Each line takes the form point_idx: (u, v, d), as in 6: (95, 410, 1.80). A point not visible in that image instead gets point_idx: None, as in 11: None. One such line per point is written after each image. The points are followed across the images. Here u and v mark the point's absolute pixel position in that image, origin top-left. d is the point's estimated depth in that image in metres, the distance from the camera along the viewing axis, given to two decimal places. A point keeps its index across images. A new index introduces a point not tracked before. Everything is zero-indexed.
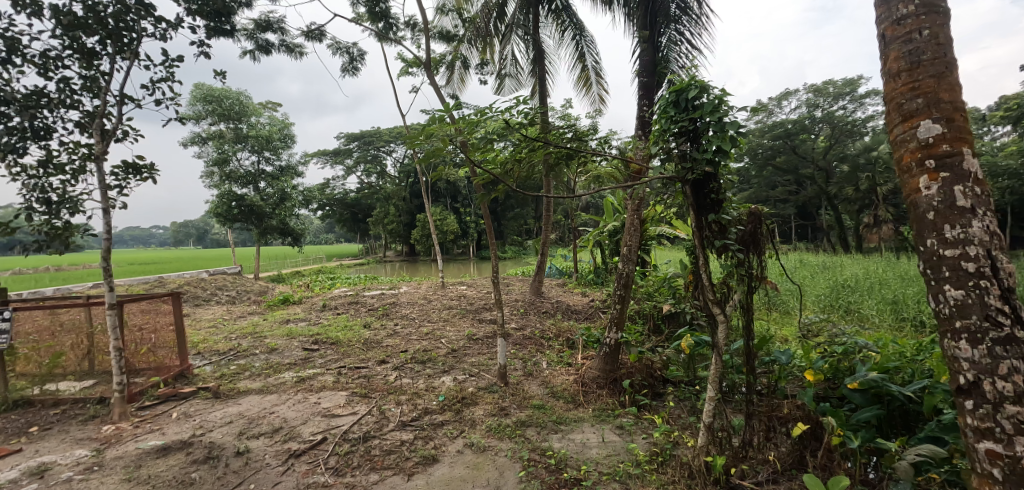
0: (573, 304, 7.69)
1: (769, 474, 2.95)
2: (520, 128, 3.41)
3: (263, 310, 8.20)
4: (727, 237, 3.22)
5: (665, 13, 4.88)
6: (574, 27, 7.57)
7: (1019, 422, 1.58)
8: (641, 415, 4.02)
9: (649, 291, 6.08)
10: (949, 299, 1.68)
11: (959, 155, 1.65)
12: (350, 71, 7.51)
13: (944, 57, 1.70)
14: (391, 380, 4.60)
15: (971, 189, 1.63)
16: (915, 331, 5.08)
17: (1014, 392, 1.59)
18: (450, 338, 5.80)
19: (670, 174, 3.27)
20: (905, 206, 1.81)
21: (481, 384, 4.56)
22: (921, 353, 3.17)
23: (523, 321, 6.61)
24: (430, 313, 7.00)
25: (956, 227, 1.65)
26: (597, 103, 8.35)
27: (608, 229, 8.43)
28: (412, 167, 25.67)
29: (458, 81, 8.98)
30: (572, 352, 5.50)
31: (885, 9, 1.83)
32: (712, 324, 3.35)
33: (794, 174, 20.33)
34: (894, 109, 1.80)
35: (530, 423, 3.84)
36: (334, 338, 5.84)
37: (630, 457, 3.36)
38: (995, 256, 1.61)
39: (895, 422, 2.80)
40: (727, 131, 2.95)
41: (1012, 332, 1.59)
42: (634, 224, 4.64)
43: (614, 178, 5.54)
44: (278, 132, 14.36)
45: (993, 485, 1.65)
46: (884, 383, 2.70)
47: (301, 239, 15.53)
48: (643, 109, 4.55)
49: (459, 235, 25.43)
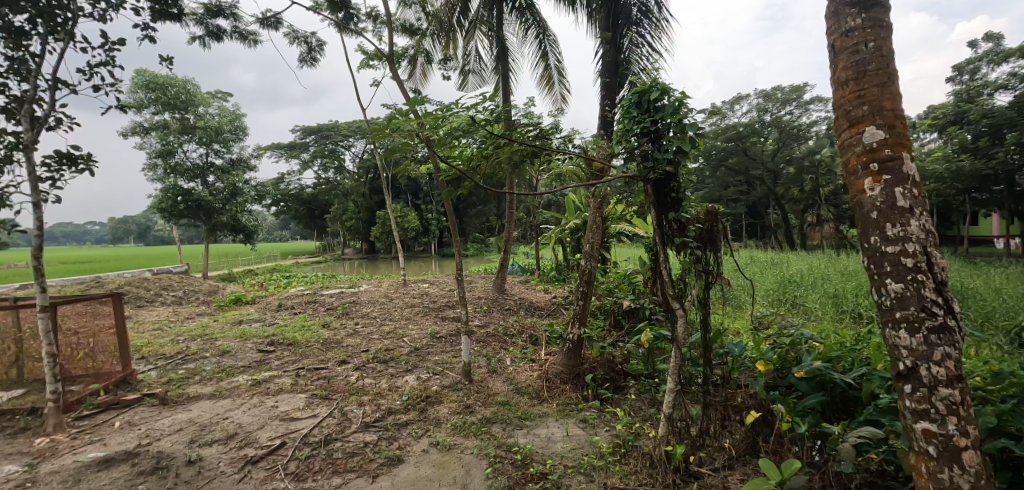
0: (535, 300, 7.78)
1: (725, 460, 3.12)
2: (485, 125, 3.41)
3: (213, 311, 7.81)
4: (686, 235, 3.34)
5: (627, 15, 4.98)
6: (537, 26, 7.60)
7: (950, 403, 1.73)
8: (603, 408, 4.12)
9: (610, 288, 6.23)
10: (890, 292, 1.82)
11: (899, 160, 1.78)
12: (307, 62, 7.26)
13: (885, 69, 1.83)
14: (352, 381, 4.49)
15: (909, 191, 1.77)
16: (854, 323, 5.43)
17: (946, 376, 1.73)
18: (412, 337, 5.72)
19: (632, 174, 3.35)
20: (850, 206, 1.94)
21: (445, 382, 4.53)
22: (859, 343, 3.42)
23: (486, 318, 6.60)
24: (392, 311, 6.87)
25: (897, 226, 1.78)
26: (559, 102, 8.44)
27: (570, 227, 8.55)
28: (371, 163, 25.09)
29: (420, 76, 8.87)
30: (535, 349, 5.55)
31: (835, 22, 1.95)
32: (671, 319, 3.46)
33: (745, 175, 21.29)
34: (842, 116, 1.92)
35: (495, 420, 3.85)
36: (291, 338, 5.64)
37: (593, 449, 3.44)
38: (930, 253, 1.75)
39: (837, 408, 2.99)
40: (687, 133, 3.11)
41: (945, 320, 1.73)
42: (596, 222, 4.71)
43: (576, 176, 5.62)
44: (228, 124, 13.68)
45: (927, 461, 1.79)
46: (827, 371, 2.90)
47: (254, 236, 14.89)
48: (605, 109, 4.66)
49: (420, 233, 25.19)
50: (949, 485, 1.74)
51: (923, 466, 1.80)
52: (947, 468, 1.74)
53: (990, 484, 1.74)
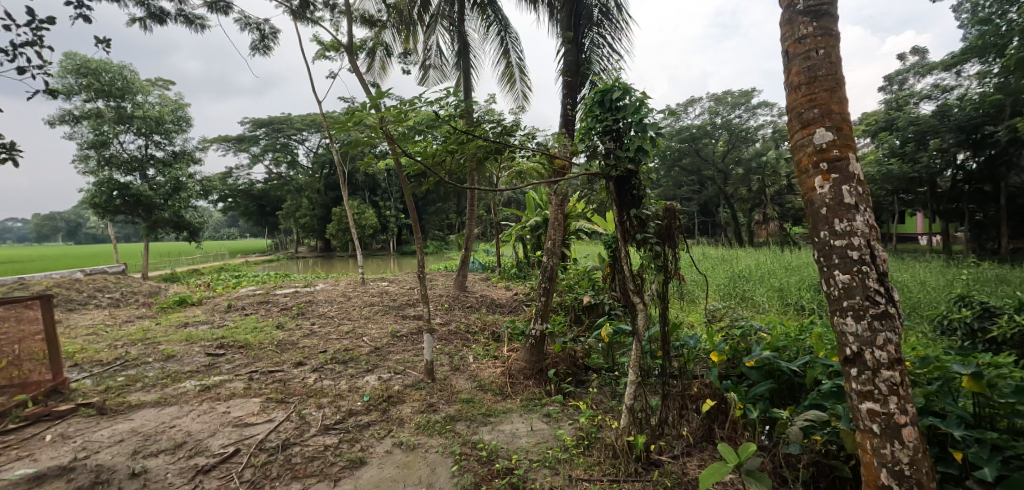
0: (497, 298, 7.79)
1: (683, 447, 3.25)
2: (449, 120, 3.38)
3: (155, 313, 7.34)
4: (646, 231, 3.44)
5: (588, 15, 5.07)
6: (500, 23, 7.59)
7: (891, 384, 1.87)
8: (565, 402, 4.19)
9: (570, 284, 6.33)
10: (838, 283, 1.94)
11: (846, 159, 1.91)
12: (260, 50, 6.94)
13: (834, 75, 1.96)
14: (309, 383, 4.34)
15: (855, 189, 1.89)
16: (798, 314, 5.77)
17: (888, 359, 1.87)
18: (372, 336, 5.60)
19: (595, 172, 3.41)
20: (802, 202, 2.06)
21: (407, 382, 4.46)
22: (802, 333, 3.64)
23: (448, 316, 6.55)
24: (351, 311, 6.70)
25: (844, 221, 1.90)
26: (521, 99, 8.47)
27: (530, 225, 8.62)
28: (326, 158, 24.28)
29: (379, 69, 8.67)
30: (497, 345, 5.56)
31: (789, 29, 2.06)
32: (632, 313, 3.56)
33: (697, 175, 22.14)
34: (795, 118, 2.04)
35: (459, 417, 3.84)
36: (243, 341, 5.38)
37: (558, 443, 3.49)
38: (873, 246, 1.88)
39: (784, 394, 3.17)
40: (647, 132, 3.20)
41: (887, 308, 1.87)
42: (557, 219, 4.77)
43: (538, 174, 5.68)
44: (170, 114, 12.87)
45: (872, 438, 1.92)
46: (776, 359, 3.07)
47: (199, 233, 14.10)
48: (567, 108, 4.73)
49: (377, 231, 24.65)
50: (891, 460, 1.88)
51: (868, 443, 1.94)
52: (889, 444, 1.88)
53: (926, 457, 1.89)
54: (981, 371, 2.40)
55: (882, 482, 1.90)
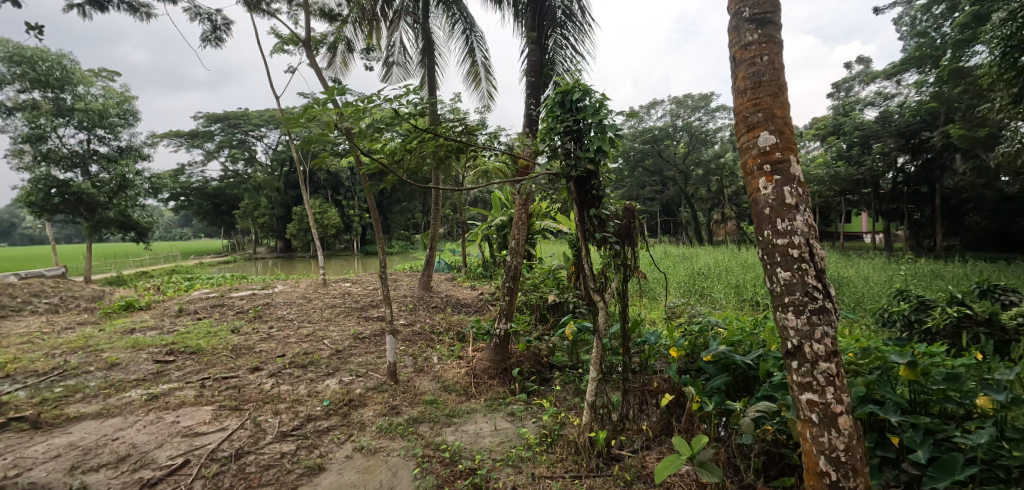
0: (462, 298, 7.76)
1: (643, 442, 3.32)
2: (409, 118, 3.34)
3: (98, 319, 6.95)
4: (606, 231, 3.50)
5: (552, 17, 5.11)
6: (465, 21, 7.55)
7: (828, 375, 1.97)
8: (529, 401, 4.22)
9: (535, 283, 6.37)
10: (780, 280, 2.03)
11: (787, 162, 1.99)
12: (212, 42, 6.67)
13: (777, 81, 2.04)
14: (266, 389, 4.21)
15: (795, 190, 1.98)
16: (753, 310, 6.00)
17: (825, 351, 1.96)
18: (334, 339, 5.48)
19: (556, 172, 3.44)
20: (747, 203, 2.14)
21: (370, 384, 4.38)
22: (756, 327, 3.79)
23: (412, 316, 6.48)
24: (311, 313, 6.54)
25: (785, 221, 1.99)
26: (486, 99, 8.45)
27: (496, 224, 8.61)
28: (286, 156, 23.56)
29: (340, 64, 8.48)
30: (462, 345, 5.54)
31: (736, 35, 2.14)
32: (593, 311, 3.61)
33: (660, 175, 22.65)
34: (741, 121, 2.12)
35: (422, 419, 3.80)
36: (195, 346, 5.17)
37: (521, 441, 3.51)
38: (812, 245, 1.97)
39: (739, 387, 3.29)
40: (606, 133, 3.25)
41: (824, 303, 1.96)
42: (521, 219, 4.79)
43: (502, 173, 5.68)
44: (116, 107, 12.21)
45: (811, 427, 2.01)
46: (730, 354, 3.18)
47: (148, 233, 13.43)
48: (530, 108, 4.75)
49: (341, 230, 24.14)
50: (829, 447, 1.97)
51: (808, 432, 2.03)
52: (826, 432, 1.97)
53: (860, 444, 1.99)
54: (916, 361, 2.56)
55: (821, 469, 2.00)
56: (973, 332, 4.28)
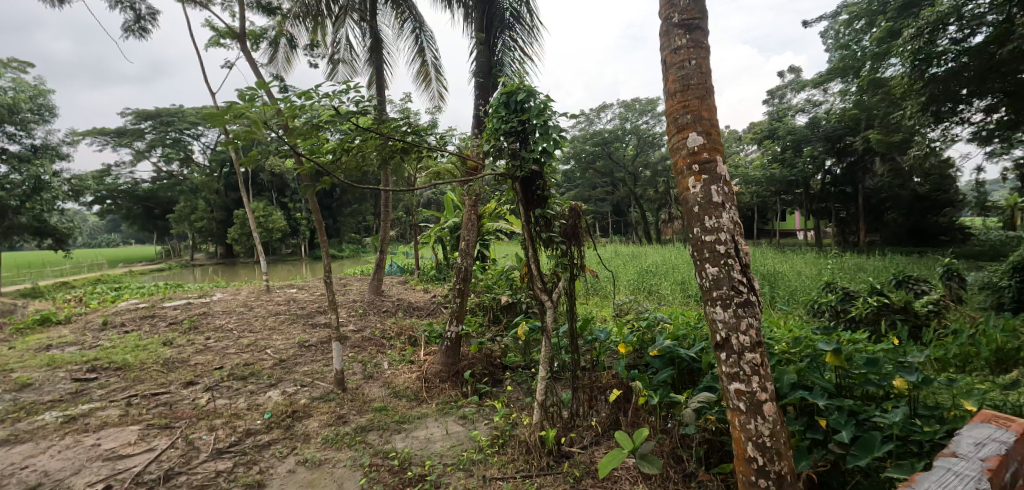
0: (414, 301, 7.63)
1: (593, 437, 3.37)
2: (351, 117, 3.24)
3: (7, 335, 6.34)
4: (552, 231, 3.55)
5: (501, 18, 5.12)
6: (413, 20, 7.44)
7: (754, 365, 2.06)
8: (482, 403, 4.20)
9: (488, 284, 6.37)
10: (709, 274, 2.11)
11: (713, 162, 2.08)
12: (136, 32, 6.25)
13: (704, 84, 2.12)
14: (201, 404, 3.98)
15: (721, 189, 2.07)
16: (697, 304, 6.24)
17: (750, 342, 2.05)
18: (277, 348, 5.25)
19: (502, 172, 3.44)
20: (679, 201, 2.22)
21: (315, 394, 4.23)
22: (699, 321, 3.94)
23: (362, 322, 6.31)
24: (252, 322, 6.24)
25: (713, 218, 2.07)
26: (436, 99, 8.37)
27: (449, 226, 8.54)
28: (227, 157, 22.41)
29: (282, 61, 8.15)
30: (414, 350, 5.45)
31: (667, 40, 2.21)
32: (542, 310, 3.64)
33: (610, 177, 23.19)
34: (672, 122, 2.19)
35: (371, 427, 3.70)
36: (121, 361, 4.81)
37: (473, 444, 3.48)
38: (737, 241, 2.07)
39: (684, 379, 3.40)
40: (551, 134, 3.29)
41: (748, 296, 2.06)
42: (471, 220, 4.76)
43: (453, 174, 5.64)
44: (28, 101, 11.24)
45: (739, 415, 2.10)
46: (674, 348, 3.28)
47: (68, 240, 12.41)
48: (478, 108, 4.74)
49: (287, 235, 23.22)
50: (755, 434, 2.06)
51: (736, 420, 2.11)
52: (753, 420, 2.06)
53: (784, 429, 2.09)
54: (840, 347, 2.73)
55: (749, 455, 2.08)
56: (891, 319, 4.64)
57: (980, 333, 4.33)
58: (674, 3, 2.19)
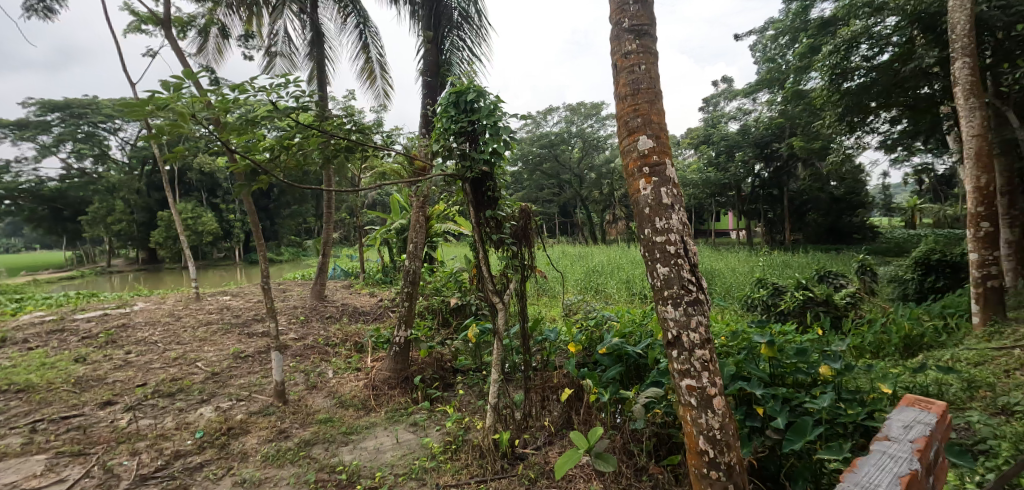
0: (360, 306, 7.37)
1: (546, 437, 3.37)
2: (291, 113, 3.06)
3: None
4: (502, 232, 3.52)
5: (448, 17, 5.04)
6: (357, 15, 7.19)
7: (703, 361, 2.12)
8: (433, 408, 4.10)
9: (437, 287, 6.25)
10: (660, 275, 2.16)
11: (662, 164, 2.13)
12: (40, 13, 5.62)
13: (653, 88, 2.17)
14: (121, 426, 3.61)
15: (670, 191, 2.13)
16: (642, 302, 6.45)
17: (700, 339, 2.12)
18: (209, 361, 4.88)
19: (451, 173, 3.37)
20: (630, 203, 2.26)
21: (253, 408, 3.96)
22: (644, 318, 4.06)
23: (303, 329, 6.01)
24: (181, 333, 5.76)
25: (663, 220, 2.12)
26: (382, 97, 8.13)
27: (395, 228, 8.33)
28: (148, 153, 20.68)
29: (213, 51, 7.62)
30: (360, 356, 5.25)
31: (616, 44, 2.25)
32: (493, 312, 3.59)
33: (557, 178, 23.55)
34: (623, 126, 2.23)
35: (316, 441, 3.52)
36: (22, 382, 4.28)
37: (424, 452, 3.39)
38: (686, 241, 2.13)
39: (632, 376, 3.48)
40: (501, 135, 3.27)
41: (697, 295, 2.12)
42: (419, 221, 4.65)
43: (399, 175, 5.50)
44: None
45: (691, 410, 2.16)
46: (623, 345, 3.35)
47: None
48: (426, 107, 4.64)
49: (218, 237, 21.79)
50: (707, 427, 2.12)
51: (688, 415, 2.17)
52: (704, 414, 2.13)
53: (732, 421, 2.18)
54: (773, 339, 2.89)
55: (700, 448, 2.14)
56: (815, 311, 5.00)
57: (891, 322, 4.76)
58: (625, 8, 2.23)
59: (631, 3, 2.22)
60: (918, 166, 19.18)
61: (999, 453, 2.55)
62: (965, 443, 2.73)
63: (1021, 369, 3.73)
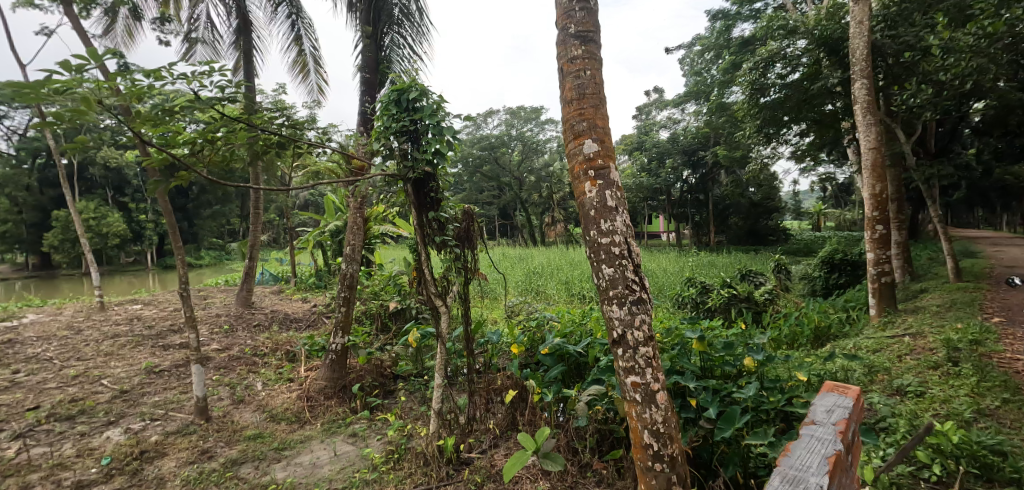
0: (291, 312, 6.97)
1: (491, 440, 3.33)
2: (216, 105, 2.82)
3: None
4: (445, 234, 3.45)
5: (388, 13, 4.89)
6: (289, 5, 6.80)
7: (647, 358, 2.19)
8: (373, 417, 3.94)
9: (375, 291, 6.05)
10: (605, 275, 2.20)
11: (607, 168, 2.18)
12: None
13: (598, 94, 2.22)
14: (7, 457, 3.15)
15: (614, 193, 2.18)
16: (581, 302, 6.60)
17: (644, 337, 2.18)
18: (116, 377, 4.40)
19: (392, 172, 3.25)
20: (575, 205, 2.29)
21: (170, 428, 3.61)
22: (584, 318, 4.15)
23: (228, 339, 5.57)
24: (82, 347, 5.15)
25: (608, 221, 2.16)
26: (316, 93, 7.76)
27: (330, 230, 7.97)
28: (41, 146, 18.41)
29: (122, 33, 6.91)
30: (292, 366, 4.95)
31: (563, 49, 2.27)
32: (435, 316, 3.50)
33: (496, 181, 23.64)
34: (569, 129, 2.25)
35: (244, 459, 3.26)
36: None
37: (365, 463, 3.24)
38: (630, 242, 2.18)
39: (574, 375, 3.53)
40: (444, 135, 3.21)
41: (641, 295, 2.18)
42: (356, 223, 4.45)
43: (335, 174, 5.25)
44: None
45: (636, 406, 2.22)
46: (565, 345, 3.39)
47: None
48: (364, 105, 4.47)
49: (127, 240, 19.80)
50: (650, 422, 2.19)
51: (633, 411, 2.23)
52: (648, 409, 2.19)
53: (673, 415, 2.26)
54: (704, 334, 3.05)
55: (645, 442, 2.21)
56: (739, 307, 5.36)
57: (803, 315, 5.19)
58: (570, 14, 2.26)
59: (577, 10, 2.25)
60: (822, 175, 21.21)
61: (897, 429, 2.84)
62: (868, 422, 3.02)
63: (911, 354, 4.19)
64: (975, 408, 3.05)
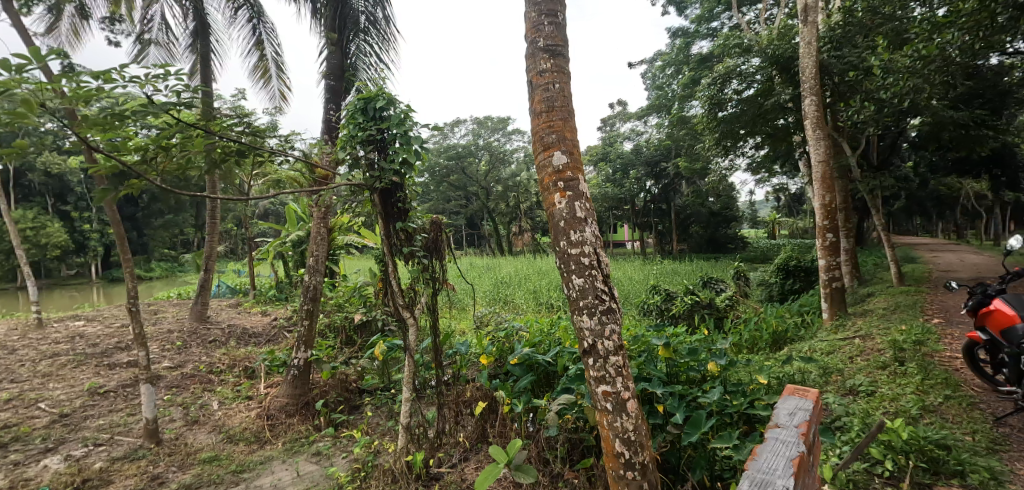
0: (250, 326, 6.70)
1: (461, 453, 3.28)
2: (171, 109, 2.67)
3: None
4: (414, 244, 3.36)
5: (354, 20, 4.82)
6: (251, 8, 6.63)
7: (617, 366, 2.20)
8: (338, 434, 3.81)
9: (339, 302, 5.90)
10: (575, 286, 2.21)
11: (575, 179, 2.20)
12: None
13: (566, 106, 2.25)
14: None
15: (583, 205, 2.20)
16: (548, 312, 6.63)
17: (613, 345, 2.20)
18: (55, 400, 4.10)
19: (357, 182, 3.17)
20: (545, 216, 2.30)
21: (117, 453, 3.38)
22: (551, 327, 4.16)
23: (181, 356, 5.29)
24: (17, 368, 4.78)
25: (577, 232, 2.18)
26: (278, 99, 7.55)
27: (291, 240, 7.75)
28: None
29: (68, 32, 6.55)
30: (251, 383, 4.74)
31: (532, 62, 2.29)
32: (403, 329, 3.42)
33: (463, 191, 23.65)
34: (539, 140, 2.27)
35: (199, 484, 3.09)
36: None
37: (330, 482, 3.12)
38: (599, 253, 2.21)
39: (542, 384, 3.52)
40: (411, 145, 3.17)
41: (610, 304, 2.20)
42: (319, 233, 4.32)
43: (297, 183, 5.11)
44: None
45: (607, 415, 2.23)
46: (534, 355, 3.36)
47: None
48: (329, 113, 4.40)
49: (68, 250, 18.64)
50: (622, 430, 2.20)
51: (605, 420, 2.24)
52: (619, 417, 2.20)
53: (643, 423, 2.27)
54: (669, 341, 3.11)
55: (617, 450, 2.21)
56: (701, 313, 5.53)
57: (763, 320, 5.39)
58: (539, 28, 2.30)
59: (546, 24, 2.29)
60: (775, 186, 22.31)
61: (852, 427, 2.98)
62: (825, 421, 3.15)
63: (861, 355, 4.39)
64: (921, 405, 3.21)
